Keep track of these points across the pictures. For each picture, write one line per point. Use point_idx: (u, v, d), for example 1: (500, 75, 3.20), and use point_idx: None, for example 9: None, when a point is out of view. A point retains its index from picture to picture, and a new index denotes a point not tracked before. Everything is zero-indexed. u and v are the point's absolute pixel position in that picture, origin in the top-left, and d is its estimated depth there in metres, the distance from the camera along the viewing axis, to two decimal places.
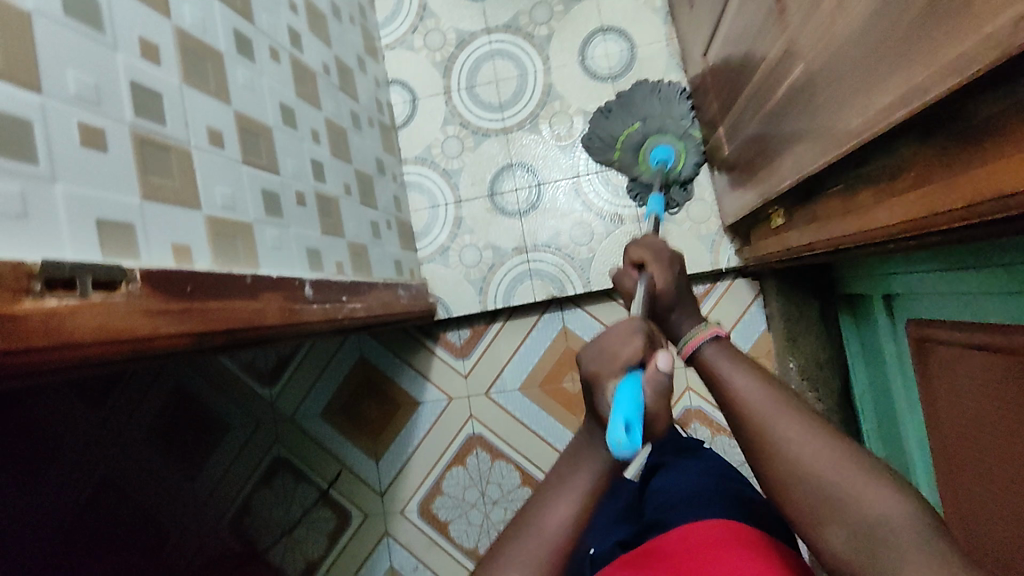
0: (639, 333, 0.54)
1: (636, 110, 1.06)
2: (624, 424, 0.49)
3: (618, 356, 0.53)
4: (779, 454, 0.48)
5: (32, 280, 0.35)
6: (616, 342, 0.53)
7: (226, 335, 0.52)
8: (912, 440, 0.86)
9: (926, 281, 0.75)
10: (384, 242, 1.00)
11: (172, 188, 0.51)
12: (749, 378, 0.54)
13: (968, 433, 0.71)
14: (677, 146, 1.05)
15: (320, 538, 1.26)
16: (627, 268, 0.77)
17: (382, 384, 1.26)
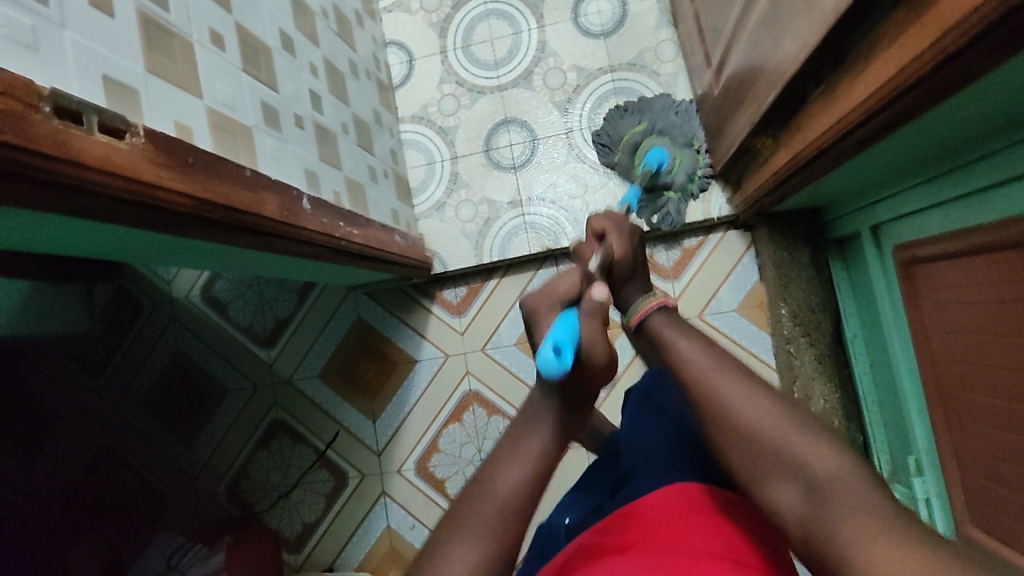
0: (578, 272, 0.59)
1: (650, 112, 1.06)
2: (554, 348, 0.48)
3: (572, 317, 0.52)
4: (717, 408, 0.42)
5: (41, 100, 0.37)
6: (557, 279, 0.58)
7: (226, 213, 0.53)
8: (905, 375, 0.88)
9: (909, 200, 0.77)
10: (381, 188, 1.02)
11: (176, 73, 0.53)
12: (692, 345, 0.47)
13: (956, 344, 0.72)
14: (674, 150, 1.04)
15: (318, 501, 1.28)
16: (600, 227, 0.71)
17: (379, 344, 1.26)
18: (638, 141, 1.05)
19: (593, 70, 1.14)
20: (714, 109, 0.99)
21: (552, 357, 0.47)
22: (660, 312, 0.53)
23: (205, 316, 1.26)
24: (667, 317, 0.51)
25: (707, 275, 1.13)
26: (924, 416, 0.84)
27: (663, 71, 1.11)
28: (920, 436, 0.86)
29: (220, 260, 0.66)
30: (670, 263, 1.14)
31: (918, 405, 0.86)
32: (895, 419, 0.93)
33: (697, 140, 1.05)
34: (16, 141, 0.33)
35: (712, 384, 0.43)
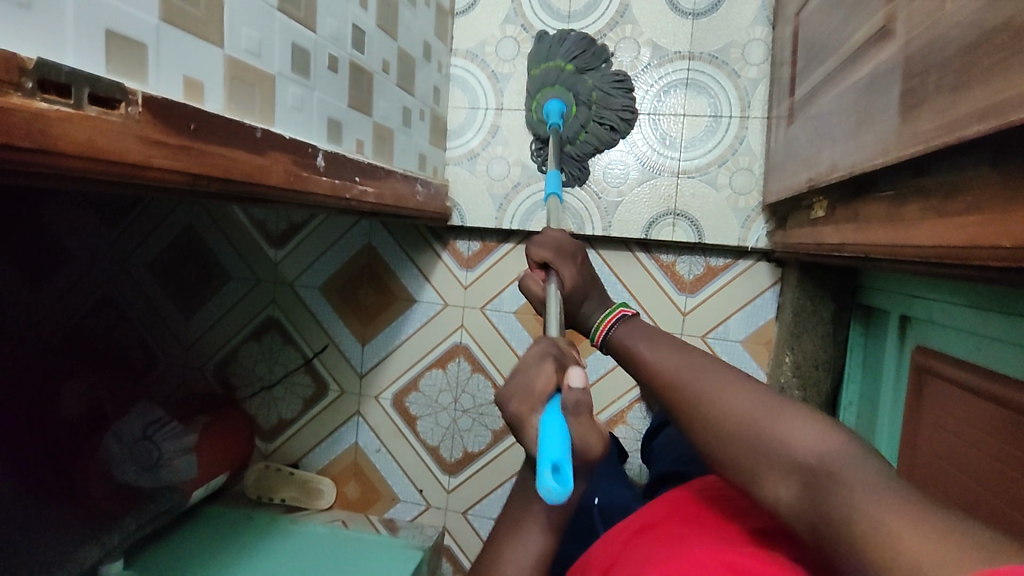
0: (546, 358, 0.56)
1: (559, 53, 1.00)
2: (553, 466, 0.49)
3: (533, 388, 0.55)
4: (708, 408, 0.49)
5: (23, 76, 0.34)
6: (525, 375, 0.55)
7: (226, 185, 0.50)
8: (884, 402, 0.87)
9: (946, 312, 0.71)
10: (414, 132, 0.97)
11: (196, 19, 0.49)
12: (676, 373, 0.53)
13: (939, 466, 0.70)
14: (571, 103, 0.99)
15: (296, 401, 1.32)
16: (533, 272, 0.83)
17: (382, 274, 1.26)
18: (529, 104, 1.03)
19: (671, 52, 1.03)
20: (783, 139, 0.90)
21: (552, 481, 0.48)
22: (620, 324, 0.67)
23: (237, 218, 1.29)
24: (629, 329, 0.65)
25: (723, 299, 1.09)
26: (891, 442, 0.84)
27: (744, 74, 1.01)
28: None
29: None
30: (690, 276, 1.10)
31: (888, 427, 0.86)
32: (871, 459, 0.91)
33: (593, 88, 1.00)
34: None
35: (688, 386, 0.52)
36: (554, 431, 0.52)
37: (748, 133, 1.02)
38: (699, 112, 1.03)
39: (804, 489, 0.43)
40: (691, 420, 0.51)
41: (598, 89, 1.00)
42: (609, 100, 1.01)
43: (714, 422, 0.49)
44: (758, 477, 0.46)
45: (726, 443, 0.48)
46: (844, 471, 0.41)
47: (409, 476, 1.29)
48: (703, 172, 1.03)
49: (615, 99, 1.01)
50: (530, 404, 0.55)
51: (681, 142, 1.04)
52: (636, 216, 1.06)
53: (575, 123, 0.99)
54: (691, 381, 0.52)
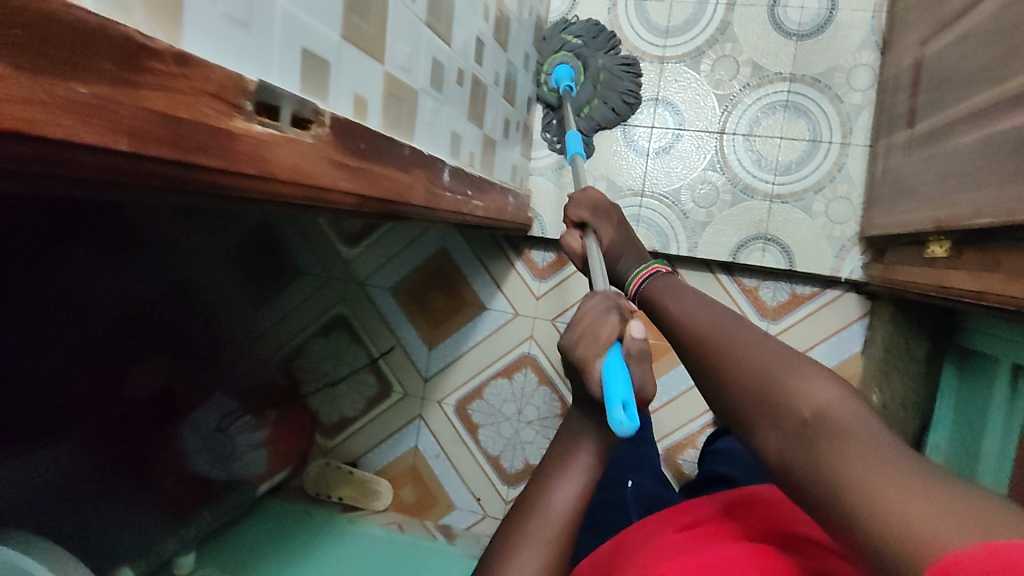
0: (614, 311, 0.51)
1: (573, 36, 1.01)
2: (622, 406, 0.46)
3: (601, 336, 0.49)
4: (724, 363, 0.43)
5: (245, 99, 0.33)
6: (593, 322, 0.50)
7: (382, 205, 0.50)
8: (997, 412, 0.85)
9: None
10: (510, 143, 0.95)
11: (366, 36, 0.48)
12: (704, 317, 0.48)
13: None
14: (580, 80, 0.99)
15: (358, 400, 1.34)
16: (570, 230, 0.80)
17: (454, 280, 1.26)
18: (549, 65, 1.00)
19: (771, 73, 1.00)
20: (895, 171, 0.87)
21: (624, 419, 0.46)
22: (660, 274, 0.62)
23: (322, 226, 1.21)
24: (668, 281, 0.59)
25: (807, 329, 1.07)
26: (1001, 470, 0.80)
27: (848, 99, 0.98)
28: None
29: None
30: (774, 303, 1.08)
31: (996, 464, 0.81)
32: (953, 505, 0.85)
33: (604, 66, 0.99)
34: (219, 163, 0.30)
35: (724, 345, 0.44)
36: (618, 371, 0.47)
37: (849, 160, 0.99)
38: (798, 136, 1.00)
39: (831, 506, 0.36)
40: (708, 365, 0.44)
41: (608, 67, 0.99)
42: (610, 63, 1.00)
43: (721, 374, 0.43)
44: (751, 427, 0.40)
45: (731, 394, 0.42)
46: (843, 425, 0.35)
47: (467, 483, 1.29)
48: (798, 198, 1.01)
49: (613, 62, 1.00)
50: (595, 349, 0.49)
51: (777, 166, 1.01)
52: (724, 239, 1.04)
53: (584, 102, 1.00)
54: (728, 339, 0.44)
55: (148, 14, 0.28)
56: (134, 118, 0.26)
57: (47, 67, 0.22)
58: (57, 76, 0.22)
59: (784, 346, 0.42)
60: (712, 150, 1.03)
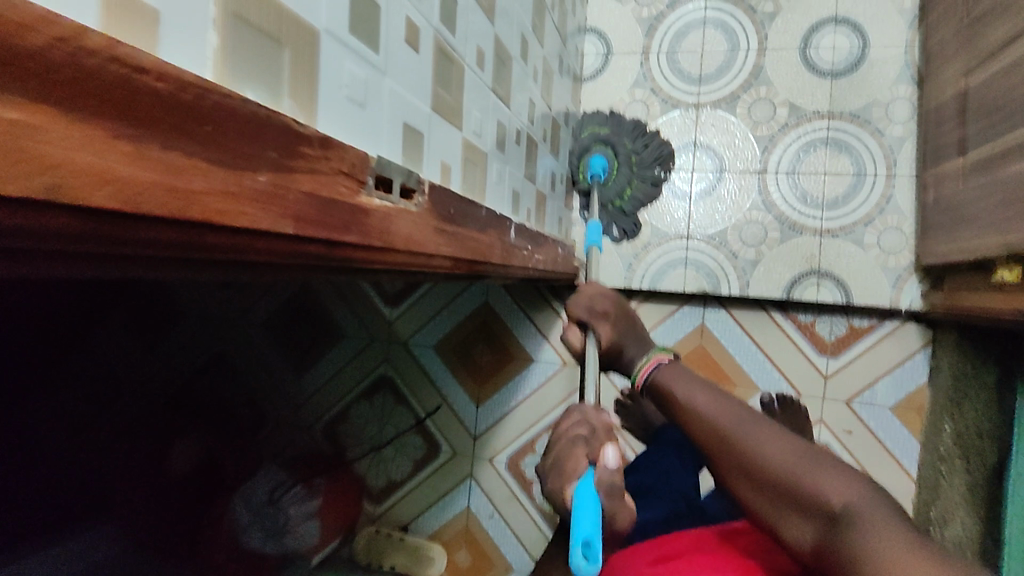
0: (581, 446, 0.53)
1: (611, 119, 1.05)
2: (582, 545, 0.45)
3: (569, 471, 0.52)
4: (747, 453, 0.50)
5: (367, 174, 0.34)
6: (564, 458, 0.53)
7: (468, 266, 0.50)
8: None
9: None
10: (556, 196, 0.97)
11: (449, 105, 0.49)
12: (704, 396, 0.56)
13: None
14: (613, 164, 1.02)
15: (406, 462, 1.31)
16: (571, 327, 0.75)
17: (499, 333, 1.25)
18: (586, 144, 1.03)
19: (808, 111, 1.02)
20: (949, 199, 0.87)
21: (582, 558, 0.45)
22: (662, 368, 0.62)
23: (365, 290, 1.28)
24: (676, 372, 0.60)
25: (870, 363, 1.05)
26: None
27: (888, 132, 0.99)
28: None
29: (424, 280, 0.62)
30: (831, 338, 1.06)
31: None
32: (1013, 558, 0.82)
33: (635, 148, 1.04)
34: (355, 240, 0.31)
35: (735, 434, 0.52)
36: (585, 498, 0.47)
37: (895, 191, 0.99)
38: (842, 170, 1.01)
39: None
40: (723, 459, 0.52)
41: (640, 151, 1.04)
42: (636, 147, 1.04)
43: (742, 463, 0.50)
44: (782, 522, 0.48)
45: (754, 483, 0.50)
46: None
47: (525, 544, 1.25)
48: (849, 232, 1.00)
49: (639, 143, 1.05)
50: (565, 479, 0.51)
51: (823, 202, 1.01)
52: (775, 277, 1.03)
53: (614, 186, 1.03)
54: (737, 429, 0.52)
55: (294, 103, 0.29)
56: (298, 204, 0.26)
57: (234, 162, 0.23)
58: (242, 169, 0.23)
59: (801, 445, 0.50)
60: (755, 189, 1.04)
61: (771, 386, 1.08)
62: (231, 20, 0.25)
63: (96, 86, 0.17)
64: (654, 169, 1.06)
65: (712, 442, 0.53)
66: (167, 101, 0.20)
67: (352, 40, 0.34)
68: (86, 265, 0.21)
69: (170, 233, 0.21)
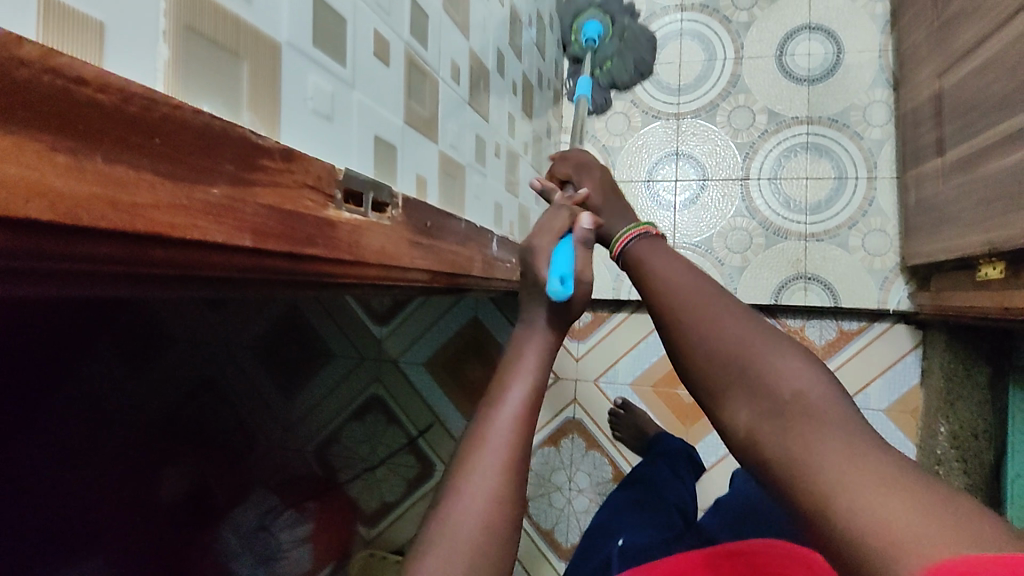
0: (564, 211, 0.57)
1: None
2: (559, 278, 0.51)
3: (555, 227, 0.55)
4: (700, 331, 0.40)
5: (336, 188, 0.33)
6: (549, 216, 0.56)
7: (448, 279, 0.50)
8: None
9: None
10: (541, 208, 0.97)
11: (424, 119, 0.49)
12: (679, 266, 0.45)
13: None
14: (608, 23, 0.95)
15: (400, 482, 1.32)
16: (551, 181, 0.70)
17: (487, 349, 1.26)
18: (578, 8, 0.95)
19: (788, 118, 1.03)
20: (931, 198, 0.87)
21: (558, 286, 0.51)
22: (643, 239, 0.50)
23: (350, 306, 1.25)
24: (653, 243, 0.49)
25: (860, 366, 1.05)
26: None
27: (868, 135, 1.00)
28: None
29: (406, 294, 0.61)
30: (823, 341, 1.05)
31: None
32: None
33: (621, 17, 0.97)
34: (321, 254, 0.31)
35: (701, 311, 0.41)
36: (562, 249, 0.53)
37: (877, 194, 1.00)
38: (823, 174, 1.01)
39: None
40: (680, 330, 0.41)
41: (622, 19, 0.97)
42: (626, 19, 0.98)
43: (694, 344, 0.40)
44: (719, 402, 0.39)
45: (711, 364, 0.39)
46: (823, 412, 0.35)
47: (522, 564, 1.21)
48: (833, 235, 1.01)
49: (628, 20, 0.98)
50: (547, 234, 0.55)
51: (807, 206, 1.02)
52: (763, 283, 1.03)
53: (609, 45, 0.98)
54: (705, 306, 0.41)
55: (253, 115, 0.29)
56: (256, 216, 0.26)
57: (185, 174, 0.22)
58: (193, 181, 0.23)
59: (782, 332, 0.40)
60: (739, 195, 1.04)
61: None
62: (183, 31, 0.25)
63: (16, 91, 0.16)
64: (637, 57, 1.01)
65: (668, 315, 0.42)
66: (109, 113, 0.19)
67: (316, 54, 0.34)
68: (30, 286, 0.20)
69: (116, 248, 0.20)
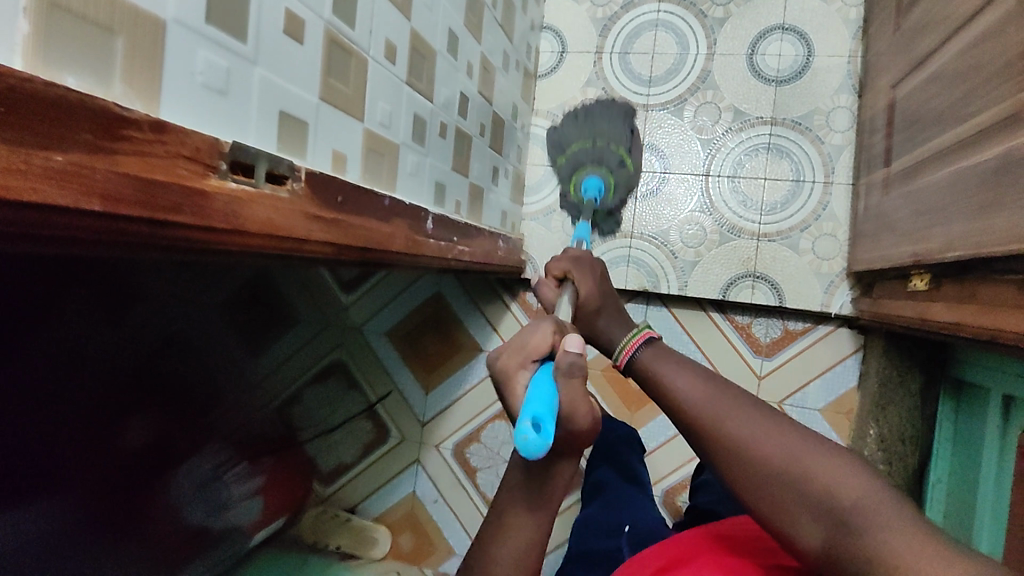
0: (548, 323, 0.55)
1: (594, 121, 1.04)
2: (532, 420, 0.46)
3: (528, 345, 0.53)
4: (732, 445, 0.47)
5: (220, 160, 0.36)
6: (525, 333, 0.54)
7: (360, 252, 0.52)
8: (988, 460, 0.85)
9: None
10: (499, 189, 0.98)
11: (345, 97, 0.51)
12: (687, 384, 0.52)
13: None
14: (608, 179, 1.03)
15: (356, 445, 1.35)
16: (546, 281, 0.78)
17: (449, 323, 1.28)
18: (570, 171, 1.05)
19: (753, 117, 1.04)
20: (876, 208, 0.89)
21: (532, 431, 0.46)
22: (648, 346, 0.59)
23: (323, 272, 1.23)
24: (660, 351, 0.58)
25: (802, 365, 1.07)
26: (1000, 504, 0.80)
27: (828, 140, 1.01)
28: None
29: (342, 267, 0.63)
30: (766, 339, 1.09)
31: (990, 520, 0.82)
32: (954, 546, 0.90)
33: (621, 158, 1.03)
34: (188, 222, 0.33)
35: (725, 424, 0.48)
36: (542, 388, 0.48)
37: (832, 199, 1.01)
38: (781, 176, 1.03)
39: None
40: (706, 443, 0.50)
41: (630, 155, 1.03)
42: (614, 128, 1.04)
43: (735, 459, 0.47)
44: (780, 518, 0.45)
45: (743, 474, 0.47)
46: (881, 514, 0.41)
47: (465, 528, 1.28)
48: (785, 237, 1.03)
49: (617, 123, 1.04)
50: (523, 358, 0.53)
51: (763, 206, 1.04)
52: (712, 279, 1.05)
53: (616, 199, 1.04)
54: (725, 419, 0.48)
55: (127, 88, 0.31)
56: (107, 183, 0.28)
57: (26, 141, 0.24)
58: (38, 149, 0.25)
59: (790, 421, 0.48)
60: (698, 190, 1.06)
61: None
62: (48, 7, 0.27)
63: None
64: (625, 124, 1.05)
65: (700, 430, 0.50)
66: None
67: (211, 31, 0.36)
68: None
69: None
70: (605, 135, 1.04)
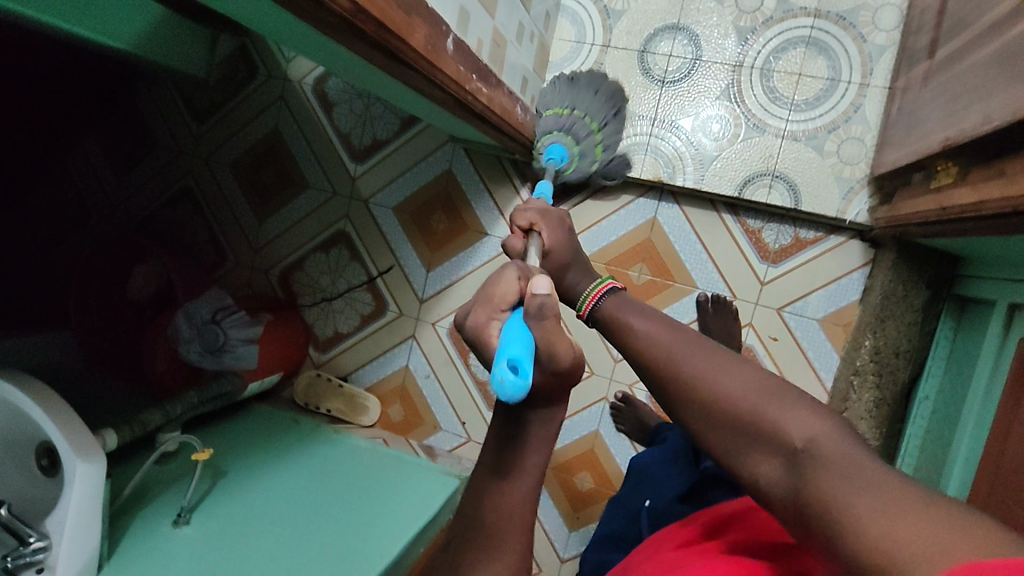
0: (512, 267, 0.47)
1: (570, 96, 0.98)
2: (509, 361, 0.39)
3: (497, 295, 0.44)
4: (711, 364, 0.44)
5: None
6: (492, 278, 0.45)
7: (376, 26, 0.50)
8: (982, 360, 0.82)
9: None
10: (523, 51, 0.95)
11: None
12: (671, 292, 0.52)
13: (1003, 476, 0.67)
14: (575, 148, 0.95)
15: (354, 316, 1.35)
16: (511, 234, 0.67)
17: (458, 202, 1.26)
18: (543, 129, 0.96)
19: (796, 7, 0.99)
20: (909, 107, 0.86)
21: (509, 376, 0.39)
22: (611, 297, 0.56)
23: (324, 130, 1.30)
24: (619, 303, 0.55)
25: (808, 274, 1.06)
26: (985, 411, 0.77)
27: (872, 39, 0.97)
28: (954, 484, 0.78)
29: (332, 54, 0.63)
30: (775, 246, 1.07)
31: (977, 414, 0.79)
32: (935, 450, 0.88)
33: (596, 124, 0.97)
34: None
35: (699, 366, 0.44)
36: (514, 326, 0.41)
37: (866, 101, 0.98)
38: (817, 72, 0.99)
39: (794, 473, 0.37)
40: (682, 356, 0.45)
41: (603, 122, 0.97)
42: (589, 103, 0.98)
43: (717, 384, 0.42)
44: (745, 446, 0.40)
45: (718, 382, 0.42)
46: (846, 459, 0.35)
47: (453, 405, 1.30)
48: (811, 137, 1.00)
49: (598, 102, 0.98)
50: (492, 309, 0.44)
51: (793, 104, 1.00)
52: (731, 174, 1.03)
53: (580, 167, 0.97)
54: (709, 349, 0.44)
55: None
56: None
57: None
58: None
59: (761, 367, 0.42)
60: (728, 81, 1.02)
61: (710, 287, 1.10)
62: None
63: None
64: (610, 110, 0.99)
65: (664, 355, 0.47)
66: None
67: None
68: None
69: None
70: (586, 107, 0.97)
